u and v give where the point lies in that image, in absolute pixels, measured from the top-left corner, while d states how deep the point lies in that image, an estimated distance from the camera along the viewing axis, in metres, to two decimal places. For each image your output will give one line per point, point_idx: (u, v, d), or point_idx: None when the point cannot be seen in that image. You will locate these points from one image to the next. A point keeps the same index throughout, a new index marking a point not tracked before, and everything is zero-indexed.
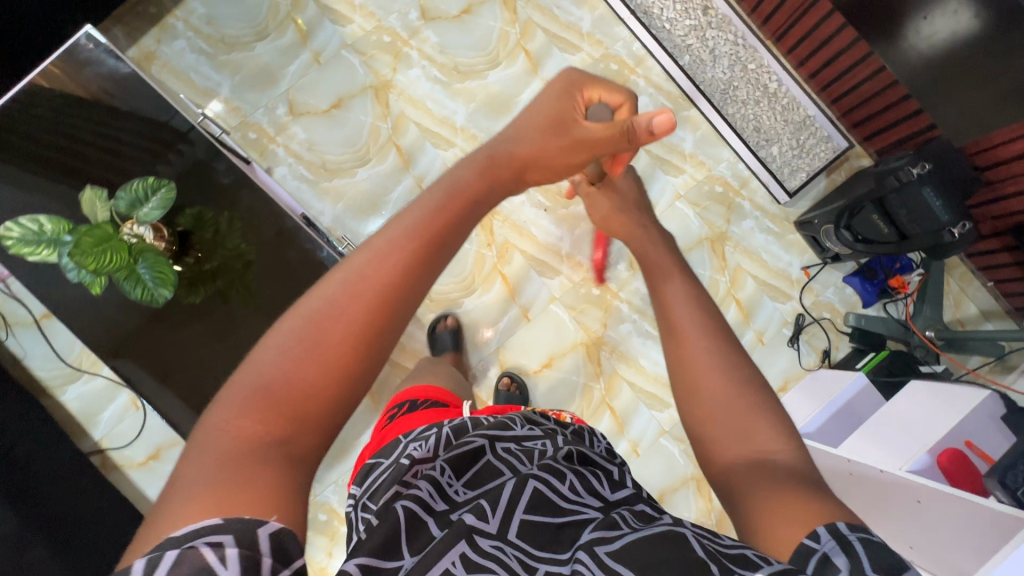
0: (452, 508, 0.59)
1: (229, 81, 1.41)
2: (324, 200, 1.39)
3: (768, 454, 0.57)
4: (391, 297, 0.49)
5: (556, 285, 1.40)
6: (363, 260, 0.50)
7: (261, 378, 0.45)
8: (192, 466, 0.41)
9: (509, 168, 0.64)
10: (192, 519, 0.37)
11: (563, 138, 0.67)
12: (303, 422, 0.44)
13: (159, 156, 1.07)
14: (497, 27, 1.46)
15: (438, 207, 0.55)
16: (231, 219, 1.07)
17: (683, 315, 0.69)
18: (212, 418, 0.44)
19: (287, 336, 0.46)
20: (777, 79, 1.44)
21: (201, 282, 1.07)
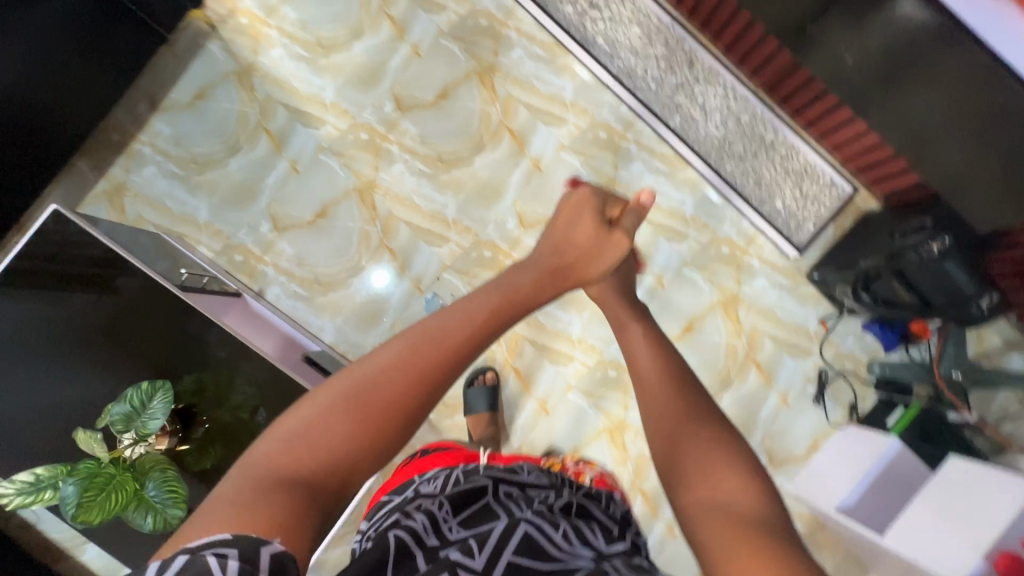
0: (444, 544, 0.57)
1: (207, 204, 1.35)
2: (322, 315, 1.34)
3: (726, 501, 0.49)
4: (437, 369, 0.51)
5: (571, 372, 1.36)
6: (414, 336, 0.52)
7: (302, 424, 0.47)
8: (228, 488, 0.43)
9: (567, 281, 0.65)
10: (208, 531, 0.39)
11: (607, 245, 0.68)
12: (332, 471, 0.46)
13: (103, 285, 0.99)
14: (477, 108, 1.40)
15: (494, 302, 0.57)
16: (229, 387, 1.01)
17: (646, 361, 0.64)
18: (253, 454, 0.46)
19: (334, 394, 0.49)
20: (773, 129, 1.37)
21: (211, 444, 1.01)
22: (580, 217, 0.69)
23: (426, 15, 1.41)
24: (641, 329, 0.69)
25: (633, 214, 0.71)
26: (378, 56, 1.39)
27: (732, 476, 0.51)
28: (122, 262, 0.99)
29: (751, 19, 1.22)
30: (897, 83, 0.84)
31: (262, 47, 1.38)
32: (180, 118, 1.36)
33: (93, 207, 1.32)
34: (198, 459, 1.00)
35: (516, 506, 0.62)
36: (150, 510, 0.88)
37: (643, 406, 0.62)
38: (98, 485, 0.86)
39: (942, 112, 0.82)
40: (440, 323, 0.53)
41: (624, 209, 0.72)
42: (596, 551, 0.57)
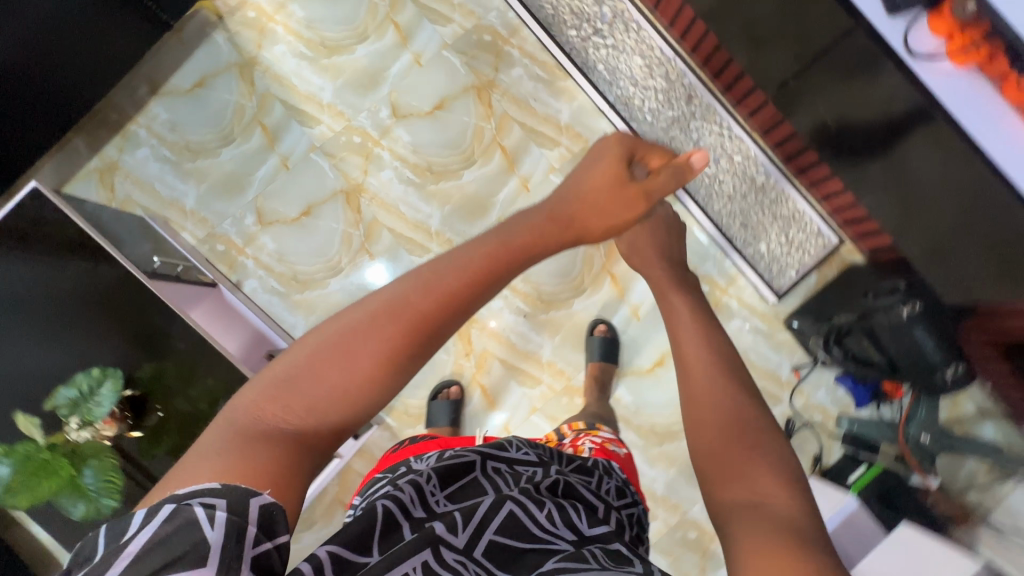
0: (430, 516, 0.56)
1: (195, 191, 1.36)
2: (296, 313, 1.35)
3: (763, 499, 0.52)
4: (435, 314, 0.50)
5: (537, 395, 1.36)
6: (408, 286, 0.51)
7: (287, 373, 0.47)
8: (217, 434, 0.45)
9: (569, 232, 0.61)
10: (195, 481, 0.41)
11: (622, 194, 0.64)
12: (320, 418, 0.47)
13: (71, 270, 0.99)
14: (471, 122, 1.41)
15: (492, 249, 0.54)
16: (189, 376, 1.02)
17: (693, 345, 0.66)
18: (239, 403, 0.47)
19: (322, 343, 0.48)
20: (765, 171, 1.34)
21: (165, 432, 1.02)
22: (602, 163, 0.66)
23: (431, 25, 1.41)
24: (686, 298, 0.74)
25: (671, 170, 0.68)
26: (379, 62, 1.40)
27: (771, 483, 0.53)
28: (94, 245, 0.99)
29: (740, 71, 1.23)
30: (883, 145, 0.81)
31: (265, 42, 1.39)
32: (178, 104, 1.37)
33: (84, 183, 1.34)
34: (152, 444, 1.01)
35: (503, 484, 0.62)
36: (85, 495, 0.92)
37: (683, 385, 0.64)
38: (30, 469, 0.89)
39: (926, 175, 0.79)
40: (428, 277, 0.51)
41: (663, 162, 0.69)
42: (578, 534, 0.57)
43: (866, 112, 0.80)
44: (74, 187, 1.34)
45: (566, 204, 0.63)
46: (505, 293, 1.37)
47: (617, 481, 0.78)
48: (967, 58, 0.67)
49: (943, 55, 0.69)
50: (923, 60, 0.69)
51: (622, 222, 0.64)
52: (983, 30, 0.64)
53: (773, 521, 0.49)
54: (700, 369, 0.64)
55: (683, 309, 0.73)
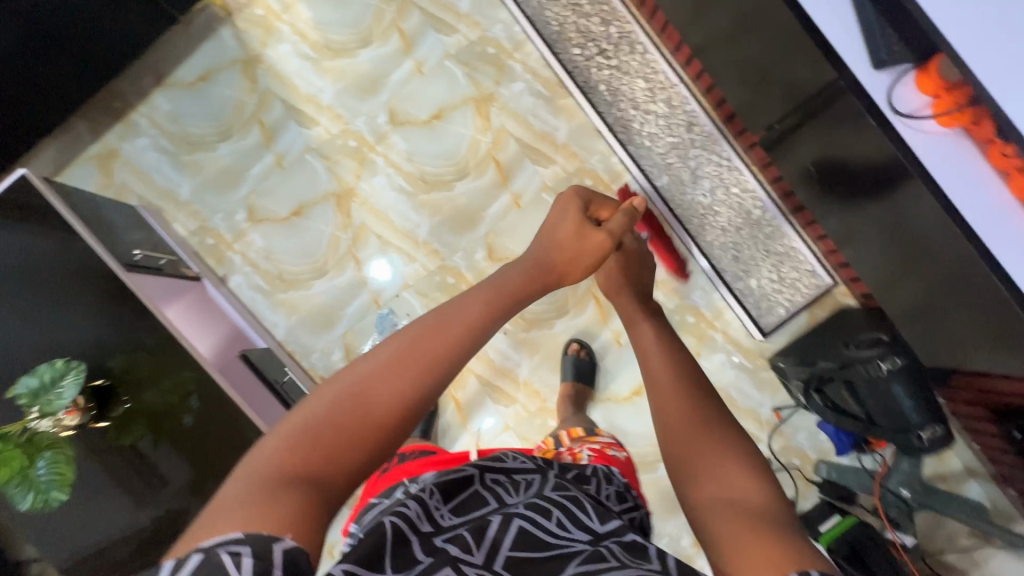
0: (438, 532, 0.54)
1: (190, 183, 1.37)
2: (278, 312, 1.36)
3: (735, 495, 0.53)
4: (447, 355, 0.53)
5: (511, 414, 1.35)
6: (418, 329, 0.54)
7: (307, 420, 0.48)
8: (237, 483, 0.44)
9: (552, 274, 0.66)
10: (220, 531, 0.40)
11: (591, 238, 0.70)
12: (337, 461, 0.47)
13: (54, 259, 1.01)
14: (468, 135, 1.40)
15: (488, 298, 0.58)
16: (161, 371, 1.03)
17: (659, 364, 0.67)
18: (259, 451, 0.47)
19: (338, 389, 0.50)
20: (761, 206, 1.33)
21: (133, 421, 1.03)
22: (567, 217, 0.71)
23: (435, 34, 1.41)
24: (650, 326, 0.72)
25: (624, 215, 0.75)
26: (381, 67, 1.40)
27: (739, 475, 0.55)
28: (79, 237, 1.01)
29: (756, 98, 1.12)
30: (873, 193, 0.78)
31: (269, 40, 1.39)
32: (179, 96, 1.38)
33: (84, 168, 1.37)
34: (117, 434, 1.02)
35: (507, 495, 0.60)
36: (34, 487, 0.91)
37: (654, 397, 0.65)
38: None
39: (913, 230, 0.75)
40: (433, 320, 0.55)
41: (613, 216, 0.75)
42: (592, 532, 0.55)
43: (858, 151, 0.76)
44: (74, 171, 1.37)
45: (546, 248, 0.67)
46: None
47: (618, 485, 0.74)
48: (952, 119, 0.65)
49: (928, 113, 0.66)
50: (906, 116, 0.67)
51: (592, 262, 0.69)
52: (967, 93, 0.63)
53: (748, 511, 0.51)
54: (661, 380, 0.65)
55: (647, 340, 0.70)
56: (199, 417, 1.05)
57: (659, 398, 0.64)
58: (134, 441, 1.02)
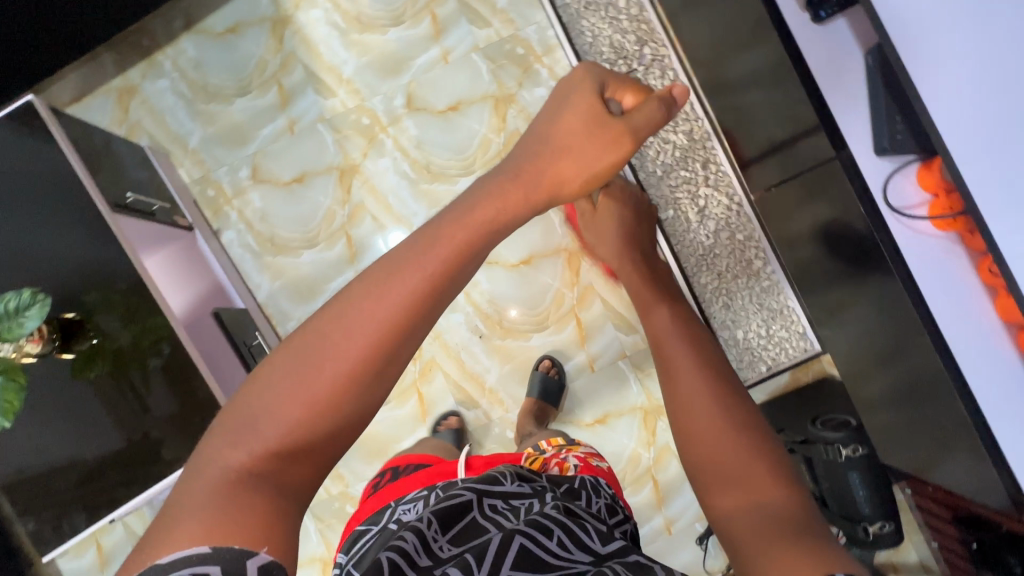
0: (436, 565, 0.54)
1: (201, 132, 1.39)
2: (263, 274, 1.37)
3: (763, 498, 0.52)
4: (402, 317, 0.48)
5: (471, 417, 1.36)
6: (361, 290, 0.48)
7: (250, 413, 0.45)
8: (182, 490, 0.44)
9: (541, 190, 0.59)
10: (180, 546, 0.40)
11: (601, 130, 0.62)
12: (295, 456, 0.45)
13: (45, 186, 1.02)
14: (481, 131, 1.38)
15: (451, 237, 0.51)
16: (132, 313, 1.03)
17: (678, 358, 0.66)
18: (206, 450, 0.45)
19: (280, 367, 0.46)
20: (764, 258, 1.29)
21: (99, 356, 1.03)
22: (574, 105, 0.63)
23: (468, 25, 1.38)
24: (666, 314, 0.75)
25: (655, 101, 0.64)
26: (407, 49, 1.38)
27: (766, 482, 0.53)
28: (70, 172, 1.02)
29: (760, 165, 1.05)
30: None
31: (301, 3, 1.38)
32: (205, 44, 1.39)
33: (104, 99, 1.39)
34: (83, 368, 1.03)
35: (506, 520, 0.59)
36: None
37: (672, 392, 0.64)
38: None
39: None
40: (368, 288, 0.48)
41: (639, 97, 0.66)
42: (593, 554, 0.54)
43: None
44: (95, 101, 1.39)
45: (541, 153, 0.61)
46: (466, 310, 1.36)
47: (607, 497, 0.73)
48: (946, 223, 0.72)
49: (924, 212, 0.74)
50: (906, 211, 0.75)
51: (603, 166, 0.62)
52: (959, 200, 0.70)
53: (777, 524, 0.49)
54: (682, 378, 0.64)
55: (659, 327, 0.73)
56: (167, 362, 1.04)
57: (679, 401, 0.62)
58: (97, 377, 1.03)
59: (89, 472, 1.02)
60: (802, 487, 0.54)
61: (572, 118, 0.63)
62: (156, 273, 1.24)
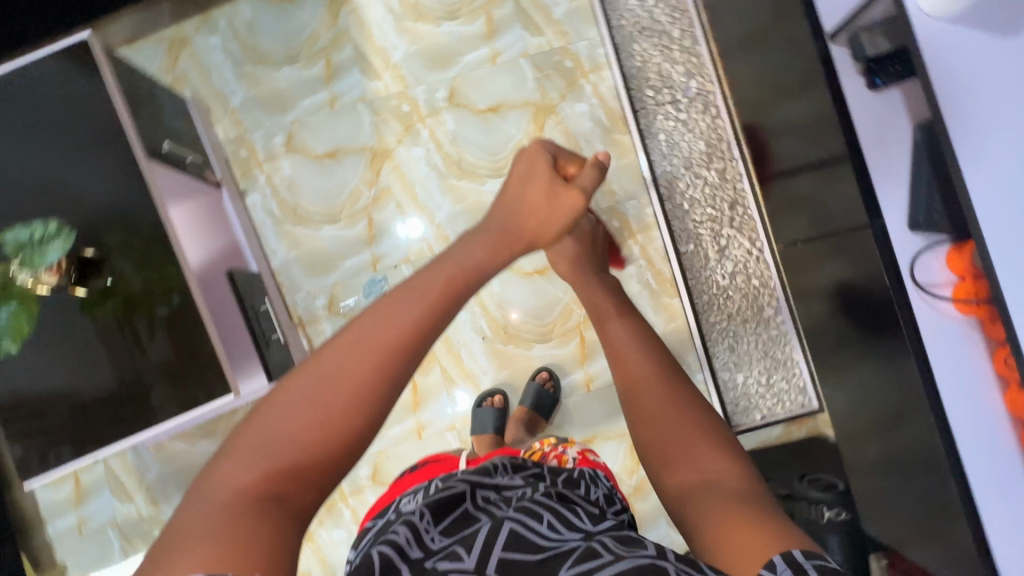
0: (428, 558, 0.54)
1: (244, 93, 1.40)
2: (281, 242, 1.38)
3: (714, 476, 0.57)
4: (405, 343, 0.59)
5: (460, 416, 1.36)
6: (372, 322, 0.59)
7: (266, 440, 0.55)
8: (195, 505, 0.52)
9: (519, 242, 0.76)
10: (185, 570, 0.45)
11: (559, 199, 0.82)
12: (298, 479, 0.54)
13: (88, 125, 1.03)
14: (517, 137, 1.39)
15: (446, 279, 0.64)
16: (150, 259, 1.04)
17: (631, 358, 0.70)
18: (217, 472, 0.54)
19: (297, 395, 0.56)
20: (775, 306, 1.30)
21: (111, 295, 1.04)
22: (535, 175, 0.82)
23: (521, 30, 1.39)
24: (625, 325, 0.75)
25: (591, 168, 0.84)
26: (458, 44, 1.40)
27: (711, 454, 0.59)
28: (113, 112, 1.03)
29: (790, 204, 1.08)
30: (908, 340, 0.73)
31: None
32: (263, 9, 1.40)
33: (156, 47, 1.41)
34: (92, 307, 1.03)
35: (498, 509, 0.58)
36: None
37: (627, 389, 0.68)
38: None
39: None
40: (371, 322, 0.59)
41: (580, 167, 0.86)
42: (584, 532, 0.55)
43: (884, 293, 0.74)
44: (146, 47, 1.41)
45: (512, 213, 0.78)
46: (473, 309, 1.37)
47: (604, 487, 0.73)
48: (968, 307, 0.74)
49: (947, 293, 0.75)
50: (928, 288, 0.75)
51: (564, 219, 0.82)
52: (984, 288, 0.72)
53: (726, 492, 0.55)
54: (642, 377, 0.68)
55: (619, 339, 0.74)
56: (176, 312, 1.04)
57: (631, 394, 0.67)
58: (104, 316, 1.04)
59: (82, 408, 1.03)
60: (747, 462, 0.59)
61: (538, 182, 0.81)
62: (179, 224, 1.26)
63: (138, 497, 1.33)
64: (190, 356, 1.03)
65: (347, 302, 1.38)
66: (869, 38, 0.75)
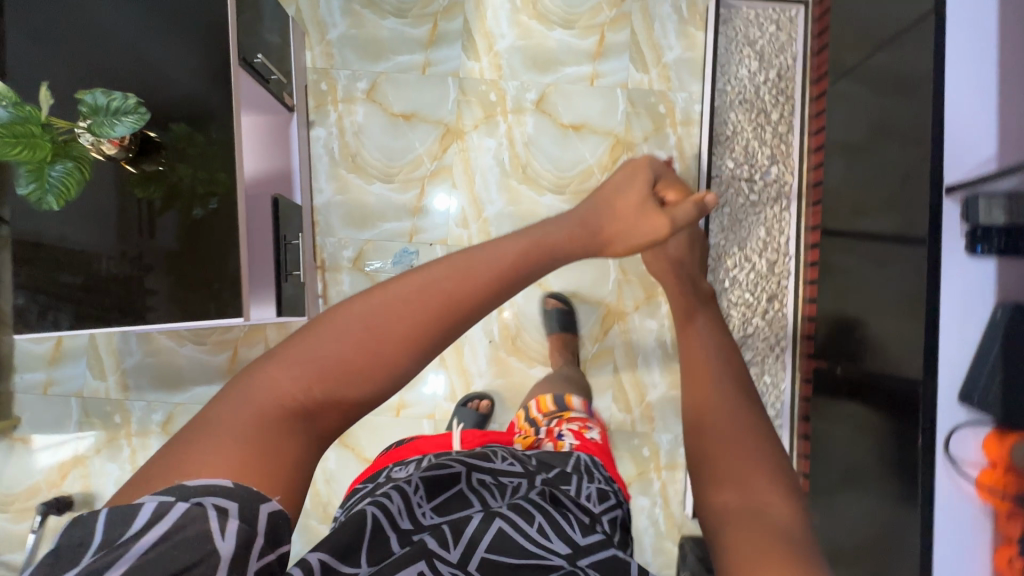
0: (417, 529, 0.58)
1: (343, 29, 1.39)
2: (331, 183, 1.38)
3: (764, 506, 0.53)
4: (469, 305, 0.52)
5: (443, 407, 1.36)
6: (442, 271, 0.52)
7: (314, 354, 0.49)
8: (228, 401, 0.47)
9: (594, 243, 0.62)
10: (207, 475, 0.43)
11: (652, 212, 0.65)
12: (334, 405, 0.48)
13: (193, 14, 1.01)
14: (589, 162, 1.38)
15: (523, 248, 0.55)
16: (206, 161, 1.03)
17: (708, 362, 0.67)
18: (260, 368, 0.49)
19: (353, 321, 0.50)
20: (776, 407, 1.32)
21: (155, 181, 1.04)
22: (634, 184, 0.67)
23: (628, 62, 1.39)
24: (706, 322, 0.75)
25: (691, 205, 0.70)
26: (563, 54, 1.39)
27: (767, 486, 0.55)
28: (221, 9, 1.01)
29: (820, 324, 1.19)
30: None
31: None
32: None
33: None
34: (135, 185, 1.04)
35: (490, 496, 0.64)
36: (38, 182, 0.92)
37: (694, 393, 0.65)
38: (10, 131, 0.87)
39: None
40: (453, 269, 0.53)
41: (682, 200, 0.71)
42: (570, 546, 0.58)
43: None
44: None
45: (599, 211, 0.63)
46: (490, 310, 1.36)
47: (600, 481, 0.71)
48: (988, 495, 0.82)
49: (974, 473, 0.83)
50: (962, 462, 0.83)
51: (644, 238, 0.65)
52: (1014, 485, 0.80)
53: (770, 531, 0.51)
54: (708, 380, 0.65)
55: (697, 340, 0.71)
56: (209, 216, 1.02)
57: (699, 404, 0.63)
58: (143, 198, 1.03)
59: (95, 281, 1.02)
60: (804, 504, 0.54)
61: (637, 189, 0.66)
62: (246, 132, 1.28)
63: (111, 378, 1.33)
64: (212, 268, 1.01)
65: (373, 262, 1.38)
66: (986, 207, 0.82)
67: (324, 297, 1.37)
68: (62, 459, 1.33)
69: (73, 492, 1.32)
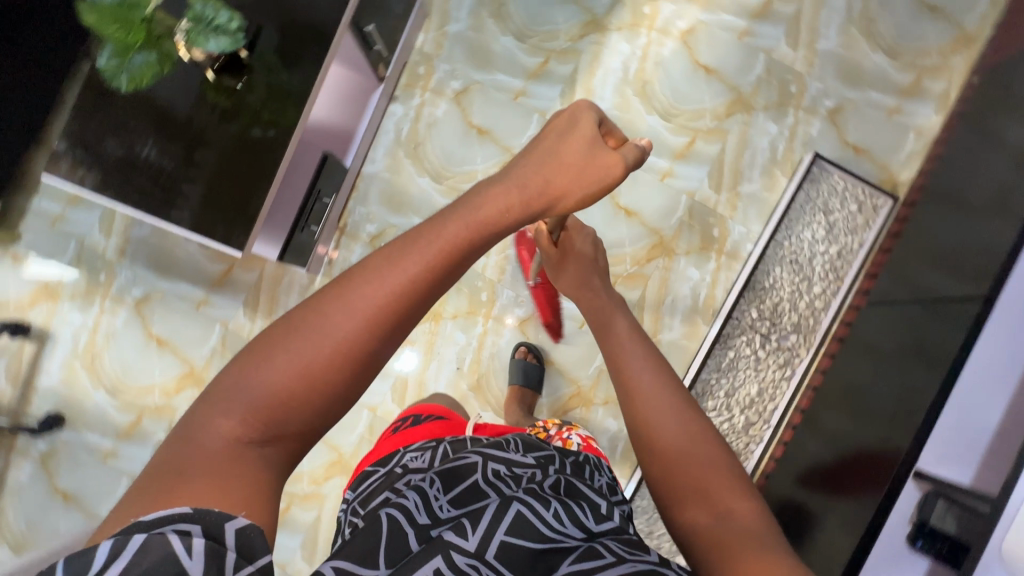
0: (436, 524, 0.52)
1: (463, 28, 1.41)
2: (386, 158, 1.40)
3: (728, 511, 0.58)
4: (399, 302, 0.52)
5: (388, 406, 1.35)
6: (362, 279, 0.52)
7: (252, 393, 0.47)
8: (174, 450, 0.44)
9: (542, 200, 0.67)
10: (158, 507, 0.40)
11: (600, 157, 0.71)
12: (279, 436, 0.48)
13: None
14: (627, 248, 1.35)
15: (453, 233, 0.56)
16: (280, 96, 1.06)
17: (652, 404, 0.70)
18: (195, 413, 0.47)
19: (284, 352, 0.48)
20: None
21: (225, 94, 1.07)
22: (574, 131, 0.71)
23: (705, 174, 1.38)
24: (644, 343, 0.80)
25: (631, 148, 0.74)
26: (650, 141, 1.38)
27: (729, 497, 0.60)
28: None
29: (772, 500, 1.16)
30: None
31: (623, 29, 1.39)
32: None
33: None
34: (209, 90, 1.06)
35: (507, 484, 0.58)
36: (119, 61, 0.98)
37: (645, 444, 0.67)
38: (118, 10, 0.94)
39: None
40: (371, 271, 0.52)
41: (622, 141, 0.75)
42: (586, 530, 0.54)
43: None
44: None
45: (546, 167, 0.68)
46: (472, 340, 1.37)
47: (608, 476, 0.74)
48: None
49: None
50: None
51: (596, 190, 0.71)
52: None
53: (742, 533, 0.55)
54: (656, 418, 0.68)
55: (635, 377, 0.74)
56: (265, 142, 1.06)
57: (653, 446, 0.66)
58: (208, 104, 1.06)
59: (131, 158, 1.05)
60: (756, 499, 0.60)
61: (583, 138, 0.70)
62: (330, 80, 1.28)
63: (113, 240, 1.38)
64: (238, 194, 1.05)
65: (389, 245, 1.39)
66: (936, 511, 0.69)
67: (331, 257, 1.38)
68: (35, 290, 1.36)
69: (33, 323, 1.36)
